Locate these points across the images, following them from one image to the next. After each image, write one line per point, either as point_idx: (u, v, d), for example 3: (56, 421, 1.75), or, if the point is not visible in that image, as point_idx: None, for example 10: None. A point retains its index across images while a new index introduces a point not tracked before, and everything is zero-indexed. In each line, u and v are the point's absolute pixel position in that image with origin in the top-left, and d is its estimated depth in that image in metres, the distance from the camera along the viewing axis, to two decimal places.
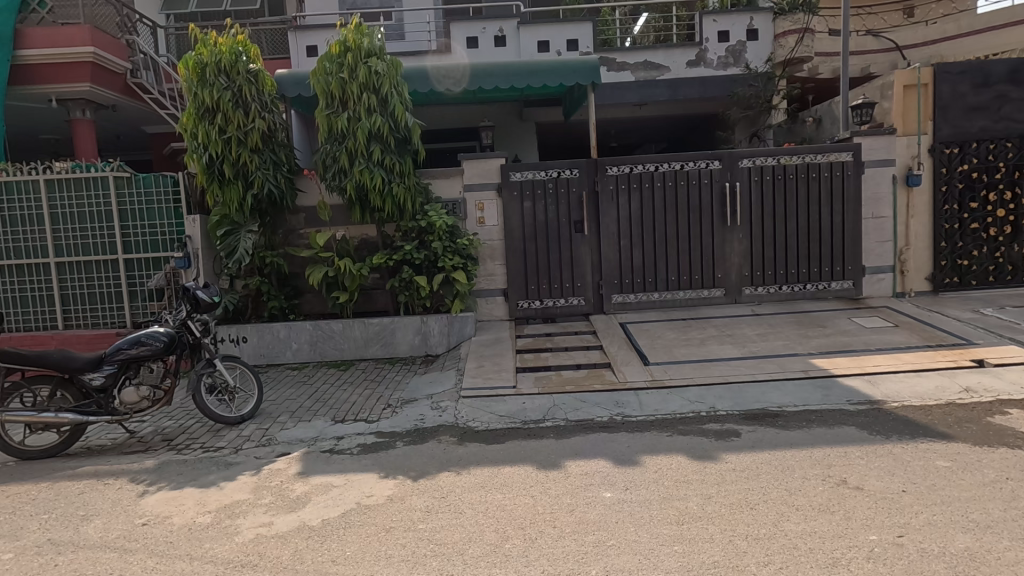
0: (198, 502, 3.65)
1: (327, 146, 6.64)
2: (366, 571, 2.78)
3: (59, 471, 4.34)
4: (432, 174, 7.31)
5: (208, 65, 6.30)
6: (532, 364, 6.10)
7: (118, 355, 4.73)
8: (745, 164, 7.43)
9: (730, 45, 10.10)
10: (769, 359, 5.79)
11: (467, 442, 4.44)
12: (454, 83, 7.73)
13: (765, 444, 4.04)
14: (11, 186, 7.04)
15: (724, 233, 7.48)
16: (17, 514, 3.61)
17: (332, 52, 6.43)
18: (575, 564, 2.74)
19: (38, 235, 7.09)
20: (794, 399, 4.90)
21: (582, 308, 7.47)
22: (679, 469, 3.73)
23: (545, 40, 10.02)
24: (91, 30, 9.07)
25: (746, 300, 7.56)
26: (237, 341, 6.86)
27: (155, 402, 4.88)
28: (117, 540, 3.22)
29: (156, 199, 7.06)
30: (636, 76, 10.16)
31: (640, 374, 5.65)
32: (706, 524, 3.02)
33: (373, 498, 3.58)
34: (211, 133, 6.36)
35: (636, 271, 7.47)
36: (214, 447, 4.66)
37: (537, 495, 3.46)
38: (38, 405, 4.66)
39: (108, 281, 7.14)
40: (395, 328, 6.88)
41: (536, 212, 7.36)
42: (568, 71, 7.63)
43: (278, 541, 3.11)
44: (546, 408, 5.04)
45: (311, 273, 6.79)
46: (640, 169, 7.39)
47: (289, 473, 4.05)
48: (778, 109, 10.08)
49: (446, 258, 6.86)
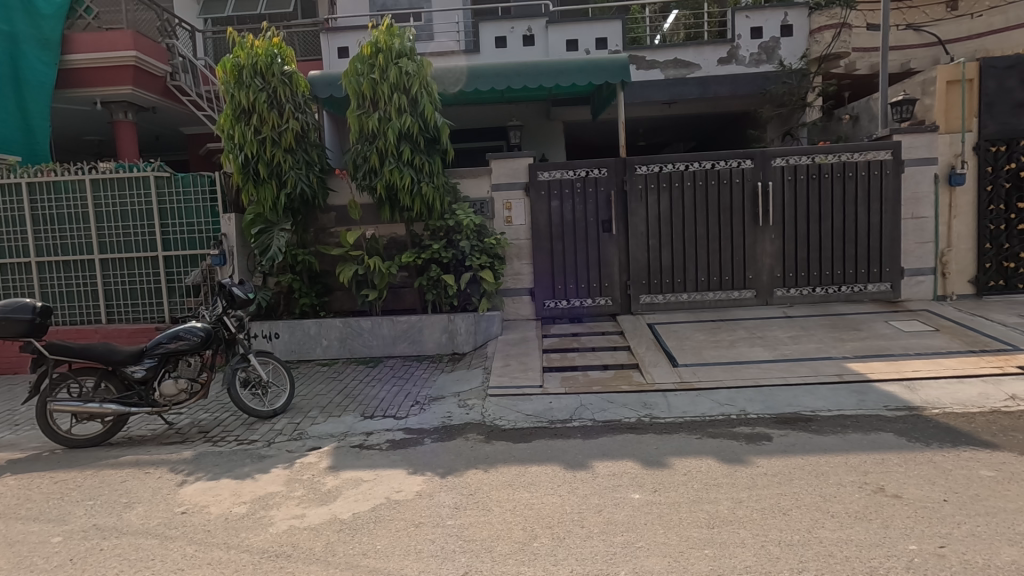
0: (233, 493, 3.75)
1: (358, 146, 6.73)
2: (396, 565, 2.82)
3: (103, 459, 4.52)
4: (461, 173, 7.36)
5: (245, 68, 6.47)
6: (559, 364, 6.09)
7: (158, 348, 4.91)
8: (778, 162, 7.27)
9: (764, 42, 9.90)
10: (802, 362, 5.66)
11: (494, 441, 4.45)
12: (485, 83, 7.71)
13: (798, 449, 3.95)
14: (59, 185, 7.34)
15: (755, 234, 7.35)
16: (65, 500, 3.77)
17: (364, 52, 6.51)
18: (603, 564, 2.73)
19: (83, 232, 7.38)
20: (828, 404, 4.78)
21: (609, 308, 7.42)
22: (710, 472, 3.68)
23: (574, 39, 9.98)
24: (133, 35, 9.37)
25: (778, 302, 7.40)
26: (270, 337, 7.02)
27: (193, 394, 5.06)
28: (158, 527, 3.34)
29: (194, 198, 7.27)
30: (666, 74, 10.02)
31: (668, 375, 5.60)
32: (738, 528, 2.97)
33: (402, 493, 3.63)
34: (247, 134, 6.53)
35: (665, 272, 7.39)
36: (248, 440, 4.78)
37: (565, 495, 3.46)
38: (84, 396, 4.86)
39: (149, 278, 7.39)
40: (423, 326, 6.95)
41: (563, 212, 7.34)
42: (597, 70, 7.59)
43: (311, 533, 3.17)
44: (572, 408, 5.03)
45: (342, 270, 6.91)
46: (669, 168, 7.31)
47: (320, 467, 4.13)
48: (813, 107, 9.84)
49: (474, 256, 6.89)
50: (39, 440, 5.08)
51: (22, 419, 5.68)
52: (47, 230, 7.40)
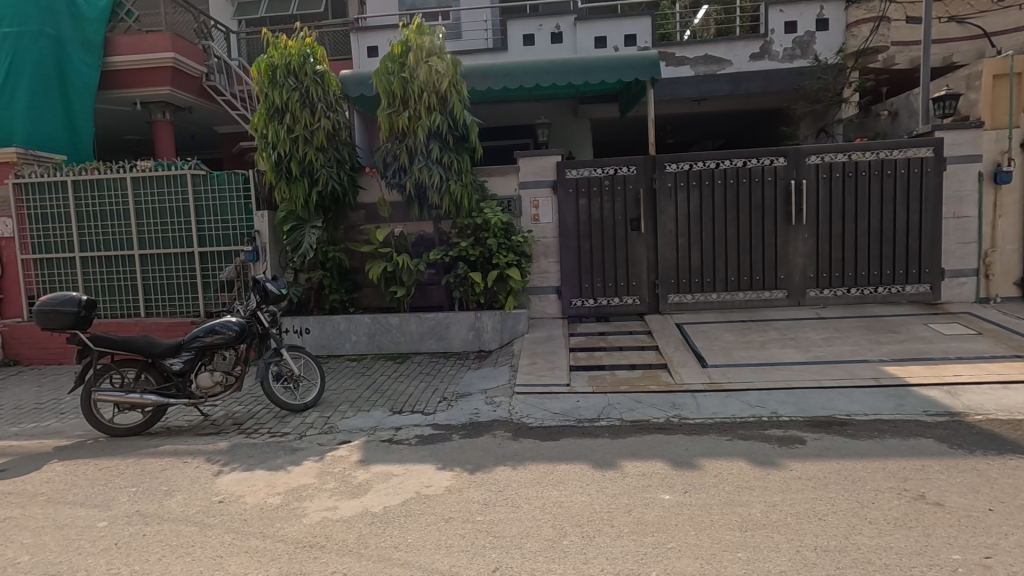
0: (268, 484, 3.84)
1: (388, 145, 6.82)
2: (427, 559, 2.85)
3: (143, 448, 4.67)
4: (488, 172, 7.38)
5: (279, 67, 6.61)
6: (586, 363, 6.06)
7: (195, 342, 5.05)
8: (813, 160, 7.10)
9: (798, 37, 9.69)
10: (836, 365, 5.53)
11: (522, 438, 4.47)
12: (514, 82, 7.70)
13: (833, 453, 3.86)
14: (101, 183, 7.59)
15: (788, 233, 7.19)
16: (109, 486, 3.92)
17: (394, 52, 6.59)
18: (635, 564, 2.72)
19: (124, 229, 7.63)
20: (864, 408, 4.66)
21: (636, 307, 7.36)
22: (741, 474, 3.62)
23: (602, 36, 9.91)
24: (171, 37, 9.65)
25: (810, 302, 7.24)
26: (301, 332, 7.15)
27: (228, 387, 5.19)
28: (197, 514, 3.44)
29: (229, 195, 7.45)
30: (696, 71, 9.87)
31: (697, 376, 5.54)
32: (772, 532, 2.93)
33: (432, 488, 3.67)
34: (280, 132, 6.66)
35: (694, 271, 7.30)
36: (280, 433, 4.89)
37: (594, 494, 3.45)
38: (126, 386, 5.04)
39: (185, 273, 7.61)
40: (450, 323, 7.00)
41: (591, 210, 7.30)
42: (627, 67, 7.53)
43: (343, 525, 3.23)
44: (600, 408, 5.01)
45: (371, 268, 6.99)
46: (699, 166, 7.21)
47: (351, 460, 4.20)
48: (850, 103, 9.59)
49: (501, 254, 6.92)
50: (84, 428, 5.28)
51: (67, 408, 5.91)
52: (91, 226, 7.67)
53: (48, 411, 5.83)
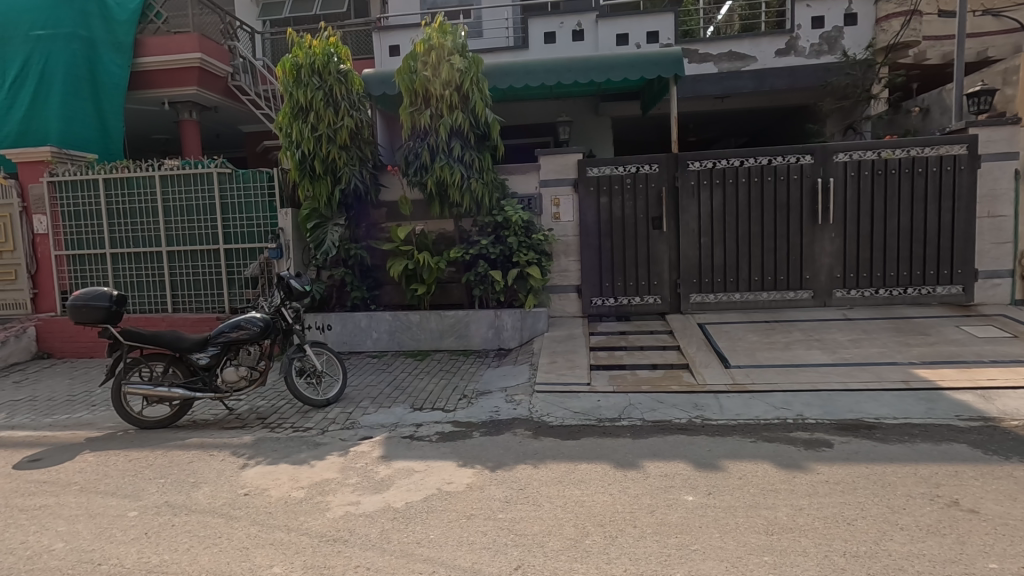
0: (292, 478, 3.89)
1: (409, 143, 6.86)
2: (449, 556, 2.86)
3: (171, 441, 4.77)
4: (510, 169, 7.37)
5: (303, 67, 6.69)
6: (607, 362, 6.03)
7: (220, 337, 5.14)
8: (840, 158, 6.95)
9: (825, 32, 9.49)
10: (864, 367, 5.42)
11: (542, 437, 4.46)
12: (536, 80, 7.68)
13: (862, 457, 3.78)
14: (131, 181, 7.77)
15: (814, 232, 7.06)
16: (139, 477, 4.01)
17: (416, 51, 6.60)
18: (658, 565, 2.70)
19: (152, 226, 7.80)
20: (894, 412, 4.55)
21: (657, 307, 7.30)
22: (766, 477, 3.56)
23: (624, 33, 9.83)
24: (199, 38, 9.83)
25: (837, 303, 7.10)
26: (323, 328, 7.24)
27: (252, 381, 5.27)
28: (223, 506, 3.50)
29: (254, 193, 7.57)
30: (719, 67, 9.72)
31: (720, 376, 5.47)
32: (799, 536, 2.88)
33: (453, 485, 3.68)
34: (305, 131, 6.75)
35: (717, 270, 7.21)
36: (303, 427, 4.96)
37: (616, 494, 3.43)
38: (154, 379, 5.16)
39: (211, 269, 7.75)
40: (470, 321, 7.02)
41: (612, 208, 7.25)
42: (649, 64, 7.46)
43: (366, 520, 3.26)
44: (620, 408, 4.97)
45: (393, 265, 7.04)
46: (723, 164, 7.11)
47: (373, 456, 4.24)
48: (879, 99, 9.40)
49: (522, 253, 6.92)
50: (114, 420, 5.42)
51: (98, 400, 6.07)
52: (121, 223, 7.85)
53: (80, 403, 6.00)
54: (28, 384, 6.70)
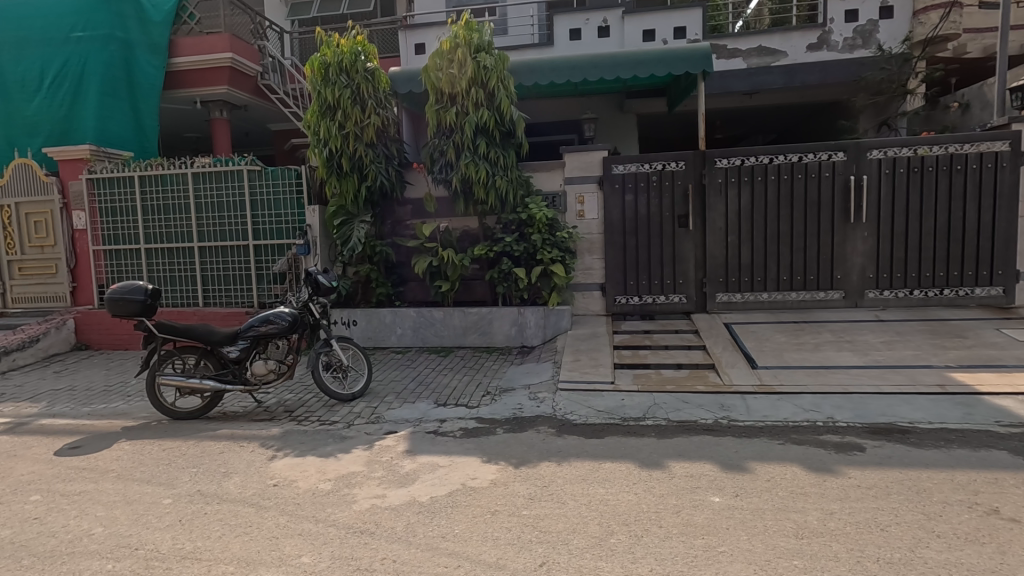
0: (319, 470, 3.96)
1: (435, 140, 6.89)
2: (474, 550, 2.88)
3: (202, 431, 4.89)
4: (535, 167, 7.36)
5: (331, 66, 6.78)
6: (631, 361, 5.99)
7: (250, 331, 5.26)
8: (874, 155, 6.77)
9: (859, 26, 9.24)
10: (897, 370, 5.28)
11: (566, 435, 4.45)
12: (561, 77, 7.65)
13: (895, 462, 3.68)
14: (165, 178, 7.98)
15: (846, 231, 6.89)
16: (172, 465, 4.12)
17: (442, 48, 6.61)
18: (684, 566, 2.67)
19: (185, 222, 8.00)
20: (929, 416, 4.42)
21: (683, 306, 7.21)
22: (795, 480, 3.50)
23: (651, 29, 9.72)
24: (230, 38, 10.04)
25: (869, 304, 6.92)
26: (348, 324, 7.34)
27: (280, 374, 5.39)
28: (254, 496, 3.58)
29: (283, 190, 7.70)
30: (748, 63, 9.55)
31: (747, 377, 5.40)
32: (830, 541, 2.82)
33: (478, 480, 3.70)
34: (332, 129, 6.84)
35: (744, 269, 7.09)
36: (329, 421, 5.03)
37: (641, 493, 3.41)
38: (187, 371, 5.29)
39: (241, 264, 7.91)
40: (493, 318, 7.04)
41: (638, 206, 7.19)
42: (677, 60, 7.35)
43: (391, 513, 3.30)
44: (645, 407, 4.93)
45: (417, 262, 7.08)
46: (751, 161, 6.98)
47: (398, 450, 4.28)
48: (915, 95, 9.14)
49: (546, 250, 6.91)
50: (148, 411, 5.58)
51: (132, 390, 6.26)
52: (154, 219, 8.07)
53: (116, 393, 6.19)
54: (68, 374, 6.94)
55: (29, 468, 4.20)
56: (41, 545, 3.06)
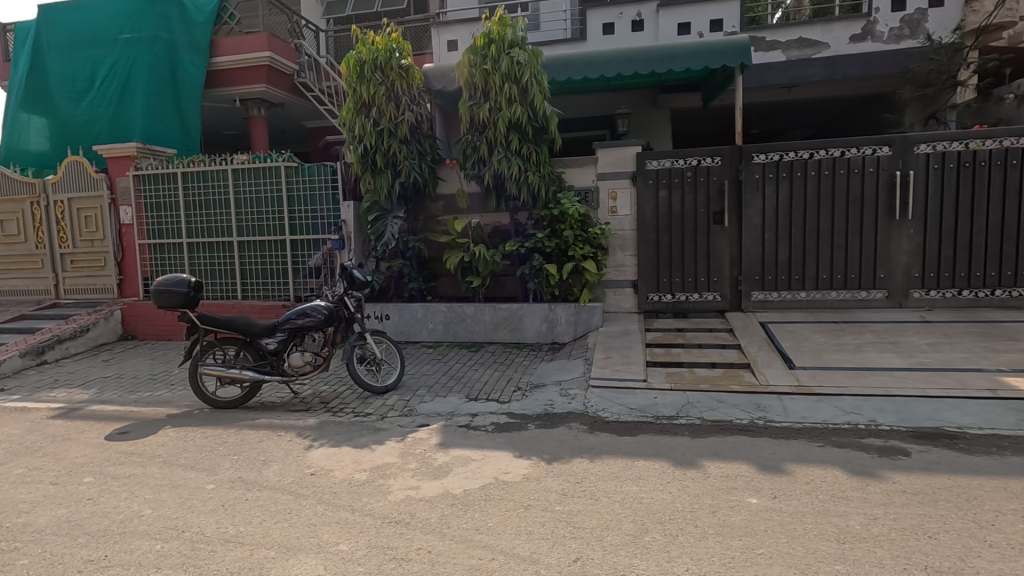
0: (354, 461, 4.04)
1: (468, 136, 6.91)
2: (508, 544, 2.89)
3: (242, 421, 5.04)
4: (567, 163, 7.33)
5: (366, 63, 6.87)
6: (663, 359, 5.92)
7: (287, 324, 5.38)
8: (922, 149, 6.52)
9: (907, 15, 8.92)
10: (943, 373, 5.08)
11: (598, 432, 4.43)
12: (595, 72, 7.58)
13: (943, 468, 3.55)
14: (206, 174, 8.23)
15: (890, 229, 6.65)
16: (214, 452, 4.26)
17: (476, 44, 6.63)
18: (720, 567, 2.63)
19: (225, 217, 8.24)
20: (978, 421, 4.24)
21: (717, 304, 7.09)
22: (836, 484, 3.40)
23: (686, 22, 9.55)
24: (268, 37, 10.24)
25: (914, 305, 6.67)
26: (381, 318, 7.46)
27: (317, 366, 5.49)
28: (293, 484, 3.68)
29: (318, 186, 7.85)
30: (788, 55, 9.28)
31: (783, 377, 5.27)
32: (874, 547, 2.74)
33: (510, 475, 3.71)
34: (367, 125, 6.94)
35: (781, 267, 6.92)
36: (363, 413, 5.13)
37: (675, 492, 3.37)
38: (227, 361, 5.45)
39: (278, 259, 8.10)
40: (524, 314, 7.05)
41: (671, 202, 7.09)
42: (714, 53, 7.20)
43: (426, 504, 3.34)
44: (678, 406, 4.86)
45: (449, 257, 7.13)
46: (790, 156, 6.80)
47: (430, 443, 4.33)
48: (966, 86, 8.81)
49: (577, 246, 6.88)
50: (191, 399, 5.77)
51: (175, 379, 6.49)
52: (196, 214, 8.33)
53: (160, 381, 6.43)
54: (116, 363, 7.24)
55: (81, 451, 4.41)
56: (95, 525, 3.21)
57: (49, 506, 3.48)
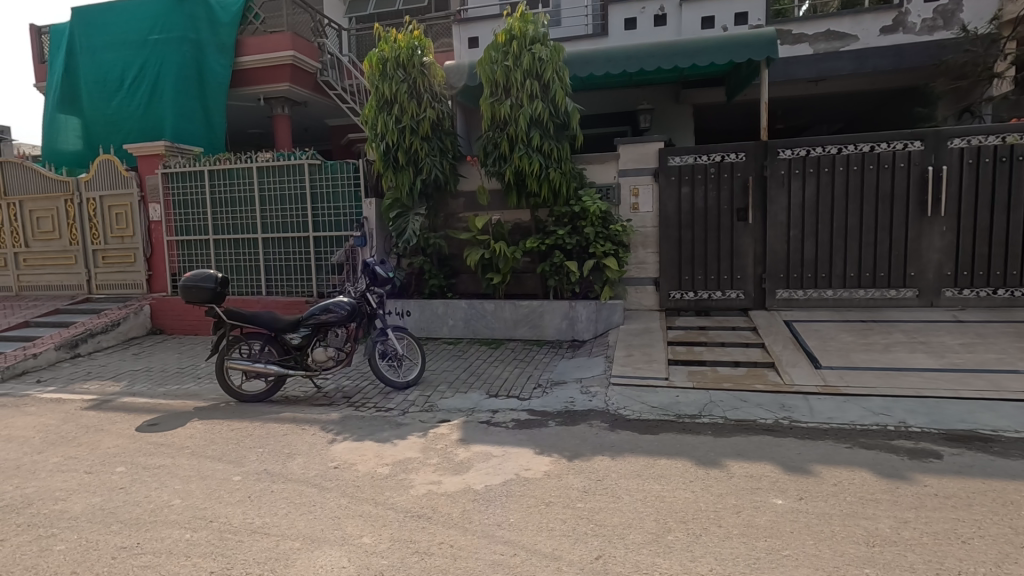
0: (377, 455, 4.08)
1: (489, 133, 6.91)
2: (529, 540, 2.89)
3: (267, 414, 5.13)
4: (588, 159, 7.27)
5: (389, 60, 6.90)
6: (685, 357, 5.86)
7: (311, 319, 5.46)
8: (955, 144, 6.34)
9: (940, 5, 8.66)
10: (977, 374, 4.94)
11: (619, 430, 4.40)
12: (617, 67, 7.51)
13: (977, 471, 3.44)
14: (232, 172, 8.37)
15: (921, 226, 6.48)
16: (240, 445, 4.34)
17: (498, 41, 6.63)
18: (745, 567, 2.60)
19: (250, 214, 8.37)
20: (1015, 424, 4.11)
21: (740, 302, 6.98)
22: (865, 486, 3.33)
23: (710, 16, 9.41)
24: (291, 36, 10.34)
25: (946, 304, 6.49)
26: (402, 314, 7.51)
27: (339, 362, 5.56)
28: (316, 477, 3.73)
29: (341, 184, 7.93)
30: (815, 48, 9.08)
31: (809, 376, 5.18)
32: (904, 550, 2.67)
33: (531, 471, 3.71)
34: (389, 123, 6.99)
35: (807, 265, 6.79)
36: (385, 408, 5.17)
37: (698, 492, 3.33)
38: (252, 356, 5.53)
39: (301, 255, 8.21)
40: (544, 311, 7.04)
41: (694, 199, 7.00)
42: (740, 46, 7.06)
43: (447, 499, 3.36)
44: (701, 404, 4.81)
45: (469, 254, 7.15)
46: (818, 152, 6.66)
47: (452, 438, 4.35)
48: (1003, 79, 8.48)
49: (598, 244, 6.84)
50: (217, 393, 5.89)
51: (203, 373, 6.64)
52: (222, 211, 8.49)
53: (188, 375, 6.57)
54: (145, 356, 7.43)
55: (114, 442, 4.53)
56: (127, 513, 3.29)
57: (83, 494, 3.58)
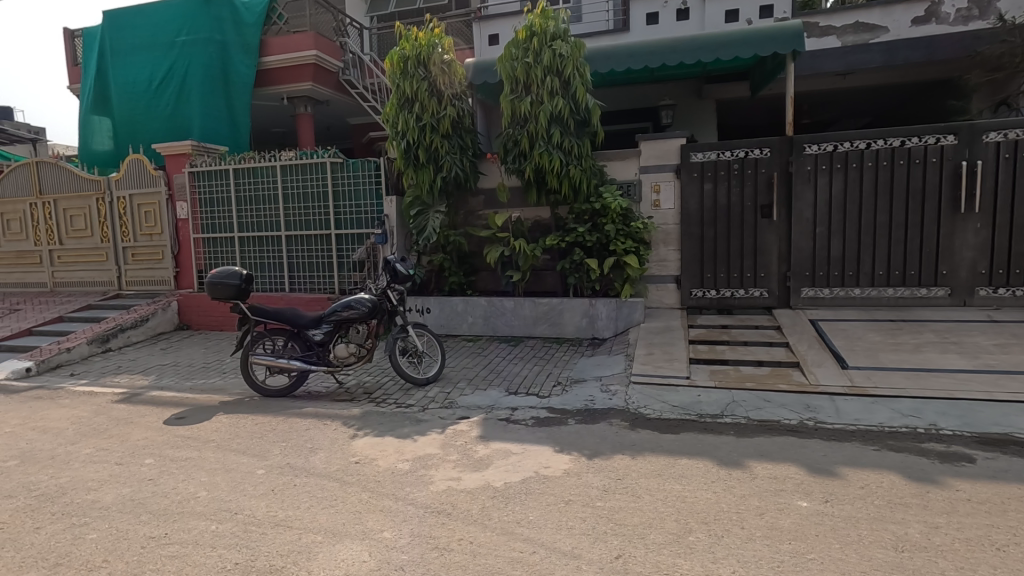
0: (397, 450, 4.11)
1: (509, 130, 6.89)
2: (549, 538, 2.88)
3: (290, 409, 5.21)
4: (609, 156, 7.21)
5: (410, 58, 6.93)
6: (707, 356, 5.79)
7: (332, 315, 5.53)
8: (991, 138, 6.14)
9: None
10: (1012, 376, 4.78)
11: (640, 429, 4.37)
12: (639, 63, 7.43)
13: (1012, 476, 3.33)
14: (257, 171, 8.50)
15: (954, 223, 6.29)
16: (264, 439, 4.42)
17: (518, 37, 6.61)
18: (768, 570, 2.56)
19: (274, 212, 8.50)
20: None
21: (764, 300, 6.87)
22: (894, 489, 3.25)
23: (734, 9, 9.26)
24: (314, 36, 10.45)
25: (979, 303, 6.31)
26: (422, 311, 7.55)
27: (360, 358, 5.62)
28: (338, 471, 3.78)
29: (362, 182, 8.01)
30: (843, 40, 8.87)
31: (835, 377, 5.07)
32: (935, 556, 2.60)
33: (551, 469, 3.71)
34: (410, 121, 7.02)
35: (834, 263, 6.64)
36: (405, 404, 5.21)
37: (720, 492, 3.29)
38: (276, 351, 5.62)
39: (323, 252, 8.31)
40: (563, 309, 7.01)
41: (716, 195, 6.90)
42: (765, 40, 6.93)
43: (467, 496, 3.37)
44: (723, 404, 4.74)
45: (489, 251, 7.16)
46: (845, 147, 6.50)
47: (471, 435, 4.37)
48: None
49: (619, 241, 6.79)
50: (241, 387, 6.00)
51: (228, 368, 6.77)
52: (247, 209, 8.63)
53: (213, 370, 6.71)
54: (172, 351, 7.61)
55: (143, 434, 4.65)
56: (155, 504, 3.38)
57: (114, 484, 3.68)
